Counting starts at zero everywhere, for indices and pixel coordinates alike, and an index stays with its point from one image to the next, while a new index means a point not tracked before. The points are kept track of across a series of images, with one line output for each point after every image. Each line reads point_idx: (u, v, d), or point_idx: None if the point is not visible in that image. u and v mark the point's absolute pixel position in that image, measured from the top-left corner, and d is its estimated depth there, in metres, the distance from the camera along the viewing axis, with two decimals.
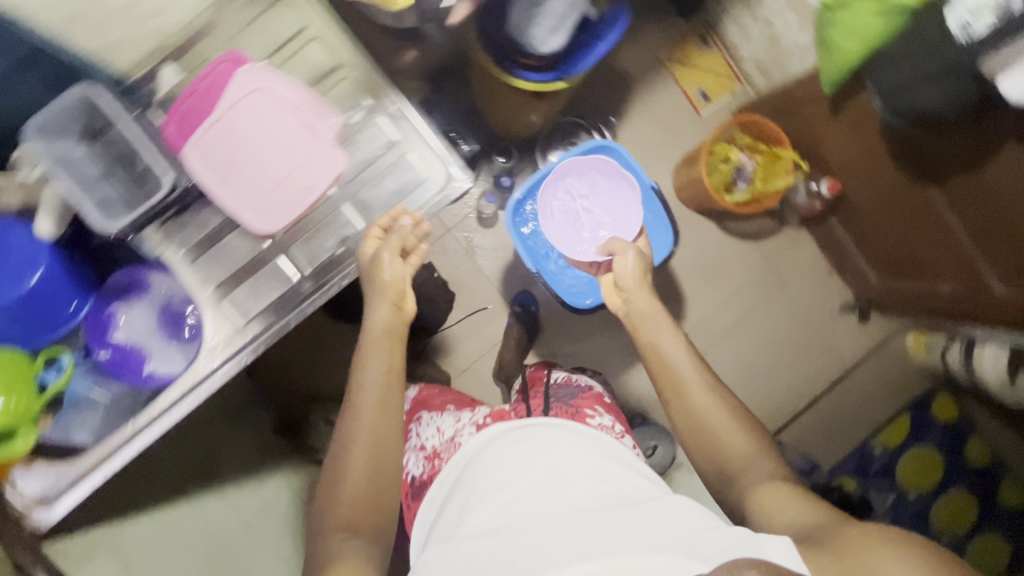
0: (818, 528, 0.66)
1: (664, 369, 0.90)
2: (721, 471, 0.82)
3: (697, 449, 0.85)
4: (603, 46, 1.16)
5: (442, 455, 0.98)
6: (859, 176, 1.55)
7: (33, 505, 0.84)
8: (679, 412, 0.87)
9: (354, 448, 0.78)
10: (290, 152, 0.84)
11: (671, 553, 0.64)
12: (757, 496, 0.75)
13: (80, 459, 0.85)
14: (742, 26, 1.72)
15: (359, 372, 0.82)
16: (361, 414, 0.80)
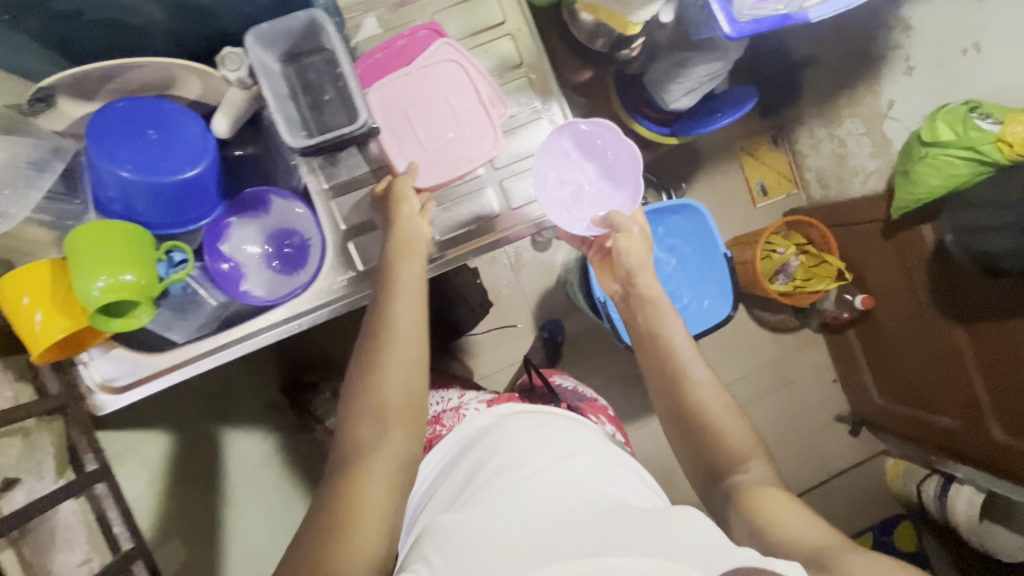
0: (823, 547, 0.60)
1: (664, 363, 0.80)
2: (713, 474, 0.75)
3: (697, 459, 0.77)
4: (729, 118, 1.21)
5: (445, 421, 0.98)
6: (891, 298, 1.68)
7: (102, 386, 0.83)
8: (677, 416, 0.78)
9: (383, 370, 0.70)
10: (461, 126, 0.88)
11: (680, 560, 0.56)
12: (756, 508, 0.67)
13: (164, 356, 0.86)
14: (815, 140, 1.83)
15: (394, 289, 0.75)
16: (390, 333, 0.72)
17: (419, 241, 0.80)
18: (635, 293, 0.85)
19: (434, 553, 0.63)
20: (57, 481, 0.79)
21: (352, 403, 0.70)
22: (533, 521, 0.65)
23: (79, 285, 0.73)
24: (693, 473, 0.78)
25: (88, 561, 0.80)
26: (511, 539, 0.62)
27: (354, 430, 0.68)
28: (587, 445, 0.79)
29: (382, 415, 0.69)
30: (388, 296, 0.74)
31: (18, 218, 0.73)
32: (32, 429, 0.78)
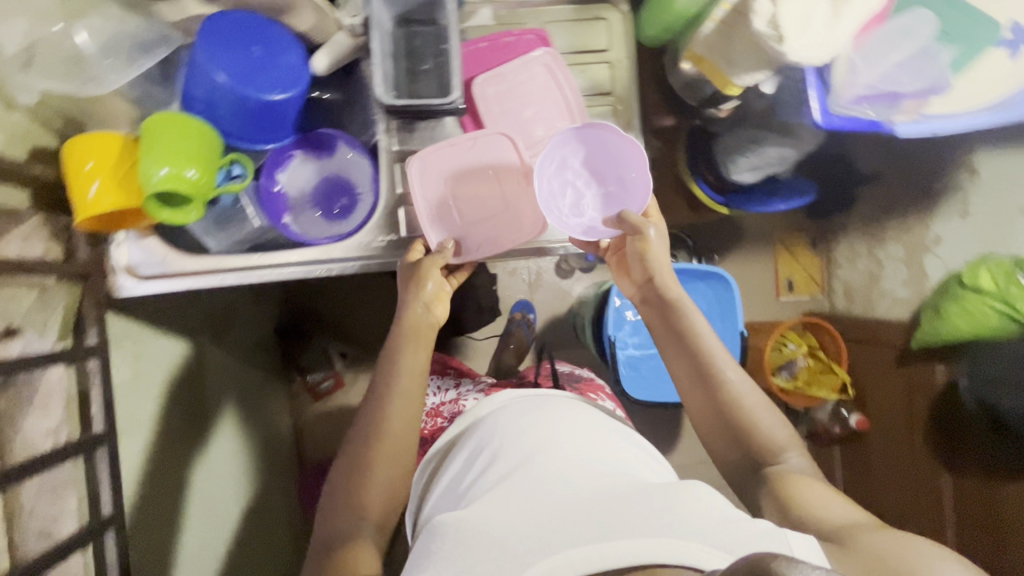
0: (844, 529, 0.67)
1: (692, 365, 0.83)
2: (749, 466, 0.80)
3: (731, 451, 0.81)
4: (780, 204, 1.27)
5: (444, 411, 1.00)
6: (888, 427, 1.68)
7: (126, 270, 0.85)
8: (706, 414, 0.82)
9: (372, 461, 0.77)
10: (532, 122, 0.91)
11: (685, 535, 0.60)
12: (790, 498, 0.73)
13: (192, 260, 0.87)
14: (853, 254, 1.85)
15: (395, 365, 0.81)
16: (383, 423, 0.79)
17: (428, 324, 0.84)
18: (656, 290, 0.86)
19: (438, 544, 0.65)
20: (55, 345, 0.78)
21: (345, 478, 0.78)
22: (540, 506, 0.66)
23: (144, 166, 0.75)
24: (725, 462, 0.82)
25: (57, 430, 0.79)
26: (514, 527, 0.63)
27: (340, 512, 0.76)
28: (584, 422, 0.81)
29: (364, 503, 0.76)
30: (388, 383, 0.80)
31: (111, 88, 0.77)
32: (50, 288, 0.78)
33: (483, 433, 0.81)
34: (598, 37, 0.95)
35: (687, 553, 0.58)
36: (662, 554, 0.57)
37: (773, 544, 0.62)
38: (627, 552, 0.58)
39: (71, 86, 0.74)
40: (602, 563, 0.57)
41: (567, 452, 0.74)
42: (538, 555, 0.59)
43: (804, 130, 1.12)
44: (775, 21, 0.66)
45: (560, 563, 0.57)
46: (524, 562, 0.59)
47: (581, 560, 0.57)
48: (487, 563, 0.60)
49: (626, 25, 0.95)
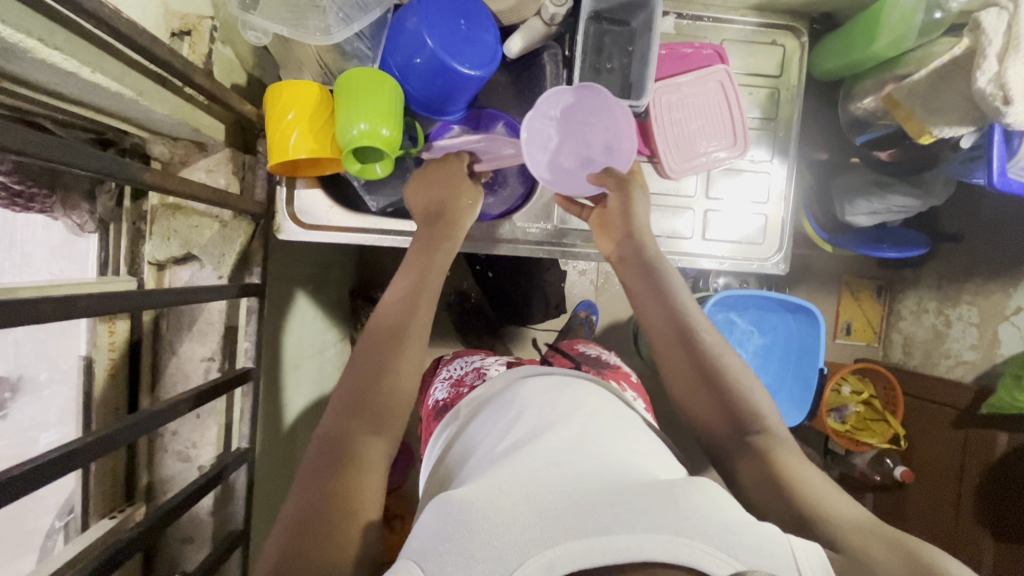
0: (868, 530, 0.56)
1: (673, 327, 0.73)
2: (737, 440, 0.67)
3: (717, 415, 0.68)
4: (893, 252, 1.26)
5: (466, 381, 0.93)
6: (931, 484, 1.69)
7: (296, 216, 0.86)
8: (683, 370, 0.71)
9: (394, 362, 0.67)
10: (702, 130, 0.93)
11: (691, 534, 0.47)
12: (790, 479, 0.62)
13: (349, 217, 0.88)
14: (921, 308, 1.84)
15: (419, 286, 0.73)
16: (404, 325, 0.69)
17: (454, 236, 0.79)
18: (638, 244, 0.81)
19: (431, 522, 0.52)
20: (221, 279, 0.81)
21: (353, 390, 0.64)
22: (546, 479, 0.55)
23: (344, 121, 0.76)
24: (715, 435, 0.68)
25: (210, 359, 0.82)
26: (513, 505, 0.51)
27: (349, 416, 0.62)
28: (600, 409, 0.71)
29: (383, 412, 0.64)
30: (409, 301, 0.71)
31: (333, 39, 0.73)
32: (228, 223, 0.81)
33: (501, 413, 0.73)
34: (772, 61, 0.96)
35: (690, 554, 0.46)
36: (666, 552, 0.46)
37: (785, 564, 0.47)
38: (628, 547, 0.46)
39: (296, 31, 0.72)
40: (602, 555, 0.46)
41: (570, 432, 0.65)
42: (538, 542, 0.47)
43: (937, 182, 1.11)
44: (1000, 80, 0.66)
45: (563, 558, 0.46)
46: (524, 550, 0.46)
47: (585, 555, 0.45)
48: (477, 538, 0.48)
49: (802, 54, 0.96)
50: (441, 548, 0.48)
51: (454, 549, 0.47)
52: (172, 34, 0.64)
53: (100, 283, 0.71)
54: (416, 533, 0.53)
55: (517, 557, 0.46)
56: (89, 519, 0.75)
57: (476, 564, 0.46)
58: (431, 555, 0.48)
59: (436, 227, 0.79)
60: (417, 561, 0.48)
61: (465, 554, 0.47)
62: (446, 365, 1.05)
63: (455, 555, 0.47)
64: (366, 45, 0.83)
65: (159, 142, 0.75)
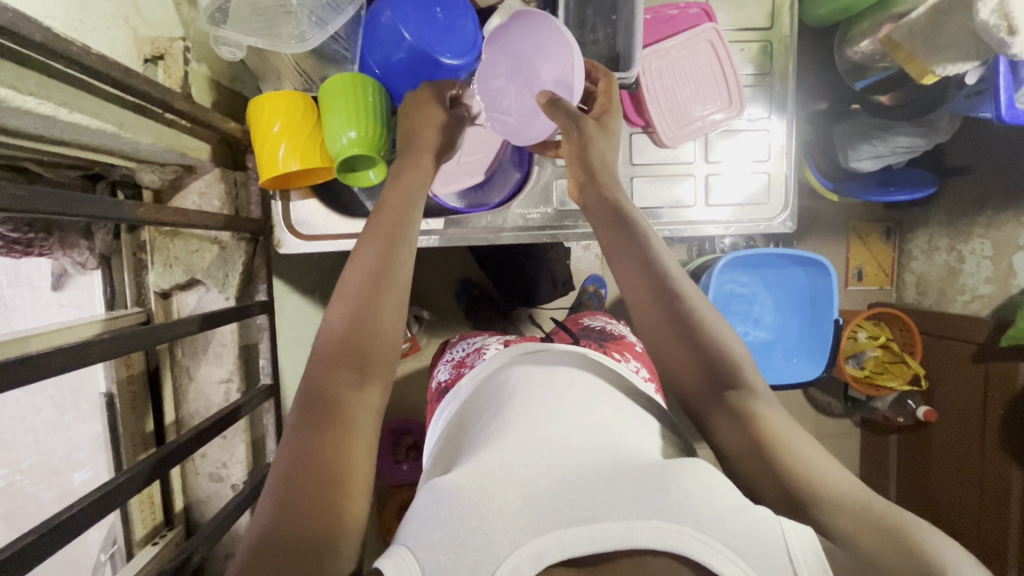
0: (851, 504, 0.52)
1: (647, 273, 0.69)
2: (714, 393, 0.63)
3: (692, 368, 0.65)
4: (903, 195, 1.24)
5: (467, 361, 0.94)
6: (953, 420, 1.70)
7: (287, 226, 0.85)
8: (655, 324, 0.67)
9: (378, 305, 0.60)
10: (697, 94, 0.90)
11: (682, 521, 0.48)
12: (770, 437, 0.58)
13: (338, 221, 0.87)
14: (932, 247, 1.82)
15: (400, 227, 0.65)
16: (389, 268, 0.62)
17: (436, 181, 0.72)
18: (601, 190, 0.75)
19: (423, 507, 0.53)
20: (228, 300, 0.80)
21: (335, 343, 0.58)
22: (537, 467, 0.56)
23: (330, 129, 0.75)
24: (688, 389, 0.65)
25: (228, 380, 0.83)
26: (504, 494, 0.52)
27: (333, 370, 0.56)
28: (592, 387, 0.72)
29: (368, 363, 0.57)
30: (390, 246, 0.63)
31: (309, 45, 0.71)
32: (227, 244, 0.79)
33: (495, 394, 0.74)
34: (761, 13, 0.93)
35: (680, 542, 0.47)
36: (655, 540, 0.47)
37: (777, 556, 0.46)
38: (619, 534, 0.48)
39: (269, 41, 0.71)
40: (593, 544, 0.48)
41: (576, 411, 0.66)
42: (528, 531, 0.48)
43: (942, 119, 1.08)
44: (1004, 9, 0.63)
45: (552, 546, 0.47)
46: (513, 540, 0.48)
47: (573, 543, 0.47)
48: (467, 526, 0.49)
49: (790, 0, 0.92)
50: (434, 530, 0.49)
51: (445, 537, 0.48)
52: (145, 60, 0.63)
53: (111, 320, 0.72)
54: (410, 518, 0.54)
55: (507, 546, 0.47)
56: (134, 547, 0.77)
57: (466, 553, 0.47)
58: (420, 541, 0.48)
59: (416, 168, 0.71)
60: (410, 548, 0.48)
61: (456, 542, 0.48)
62: (451, 348, 1.06)
63: (447, 544, 0.48)
64: (343, 46, 0.80)
65: (147, 170, 0.74)
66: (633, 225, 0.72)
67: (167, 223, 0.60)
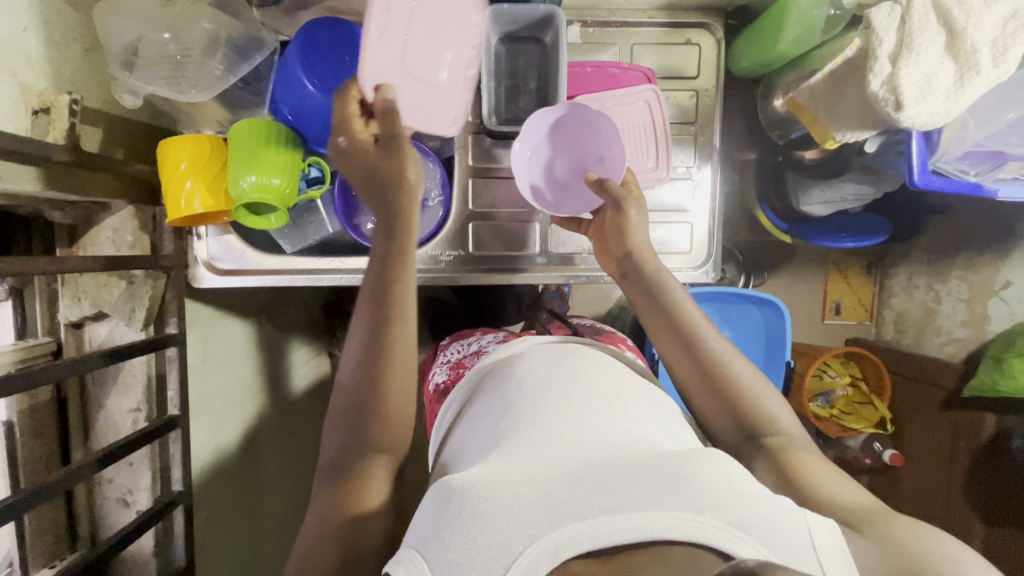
0: (873, 515, 0.58)
1: (676, 338, 0.76)
2: (748, 444, 0.71)
3: (726, 422, 0.73)
4: (851, 241, 1.21)
5: (465, 363, 0.97)
6: (920, 466, 1.65)
7: (206, 263, 0.88)
8: (694, 382, 0.74)
9: (390, 363, 0.67)
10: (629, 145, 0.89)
11: (703, 511, 0.49)
12: (804, 474, 0.65)
13: (264, 257, 0.89)
14: (911, 285, 1.76)
15: (400, 285, 0.69)
16: (394, 326, 0.68)
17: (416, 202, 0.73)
18: (636, 263, 0.81)
19: (436, 506, 0.54)
20: (139, 332, 0.83)
21: (346, 404, 0.66)
22: (547, 464, 0.57)
23: (232, 173, 0.77)
24: (723, 438, 0.73)
25: (137, 410, 0.85)
26: (516, 486, 0.53)
27: (352, 430, 0.65)
28: (601, 384, 0.71)
29: (381, 417, 0.65)
30: (393, 309, 0.68)
31: (208, 93, 0.74)
32: (134, 279, 0.82)
33: (501, 389, 0.74)
34: (688, 61, 0.91)
35: (701, 531, 0.48)
36: (675, 531, 0.48)
37: (806, 548, 0.49)
38: (640, 526, 0.48)
39: (172, 91, 0.73)
40: (613, 536, 0.48)
41: (586, 410, 0.65)
42: (544, 524, 0.49)
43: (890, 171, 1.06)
44: (893, 83, 0.62)
45: (570, 541, 0.48)
46: (529, 535, 0.49)
47: (591, 535, 0.48)
48: (479, 522, 0.50)
49: (716, 48, 0.90)
50: (443, 532, 0.51)
51: (455, 534, 0.50)
52: (33, 112, 0.65)
53: (16, 352, 0.74)
54: (422, 515, 0.56)
55: (521, 540, 0.48)
56: (31, 568, 0.78)
57: (479, 548, 0.48)
58: (430, 545, 0.51)
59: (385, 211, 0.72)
60: (421, 553, 0.50)
61: (469, 537, 0.49)
62: (444, 349, 1.08)
63: (458, 540, 0.50)
64: (252, 91, 0.81)
65: (55, 210, 0.77)
66: (667, 299, 0.78)
67: (33, 271, 0.63)
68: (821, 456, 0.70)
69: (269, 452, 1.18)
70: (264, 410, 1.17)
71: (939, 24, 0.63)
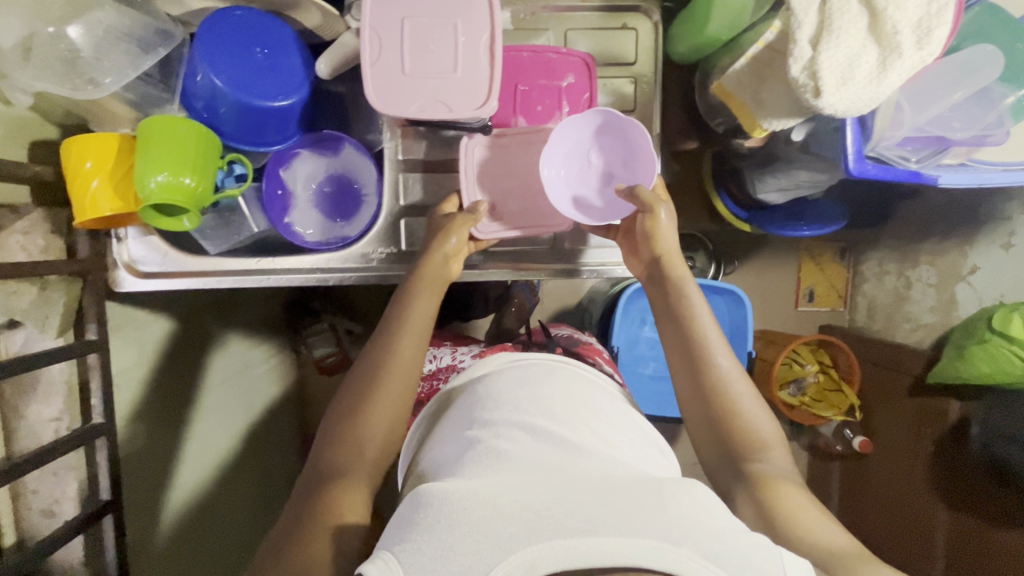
0: (851, 556, 0.59)
1: (681, 346, 0.75)
2: (730, 467, 0.71)
3: (714, 442, 0.72)
4: (807, 229, 1.18)
5: (441, 376, 0.95)
6: (890, 454, 1.64)
7: (126, 264, 0.85)
8: (692, 397, 0.74)
9: (372, 392, 0.70)
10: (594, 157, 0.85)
11: (681, 541, 0.46)
12: (786, 510, 0.65)
13: (189, 259, 0.86)
14: (883, 270, 1.74)
15: (397, 320, 0.75)
16: (389, 367, 0.72)
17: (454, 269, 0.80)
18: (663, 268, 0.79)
19: (411, 517, 0.51)
20: (53, 340, 0.81)
21: (333, 427, 0.70)
22: (528, 478, 0.54)
23: (140, 172, 0.73)
24: (710, 457, 0.73)
25: (58, 419, 0.83)
26: (498, 498, 0.50)
27: (328, 450, 0.68)
28: (580, 405, 0.69)
29: (359, 439, 0.69)
30: (388, 351, 0.73)
31: (107, 89, 0.70)
32: (48, 284, 0.80)
33: (479, 401, 0.70)
34: (624, 46, 0.88)
35: (679, 562, 0.44)
36: (654, 558, 0.44)
37: None
38: (616, 550, 0.44)
39: (65, 88, 0.69)
40: (589, 559, 0.44)
41: (566, 427, 0.64)
42: (520, 537, 0.45)
43: None
44: (812, 68, 0.59)
45: (546, 555, 0.44)
46: (504, 547, 0.45)
47: (569, 552, 0.44)
48: (457, 534, 0.47)
49: (653, 32, 0.87)
50: (419, 537, 0.48)
51: (433, 543, 0.47)
52: None
53: None
54: (394, 523, 0.53)
55: (496, 552, 0.45)
56: None
57: (455, 558, 0.45)
58: (405, 547, 0.48)
59: (424, 268, 0.78)
60: (396, 555, 0.47)
61: (443, 547, 0.46)
62: None
63: (433, 550, 0.46)
64: (162, 85, 0.78)
65: None
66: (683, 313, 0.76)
67: None
68: (807, 493, 0.68)
69: (221, 456, 1.16)
70: (212, 412, 1.14)
71: (860, 6, 0.60)
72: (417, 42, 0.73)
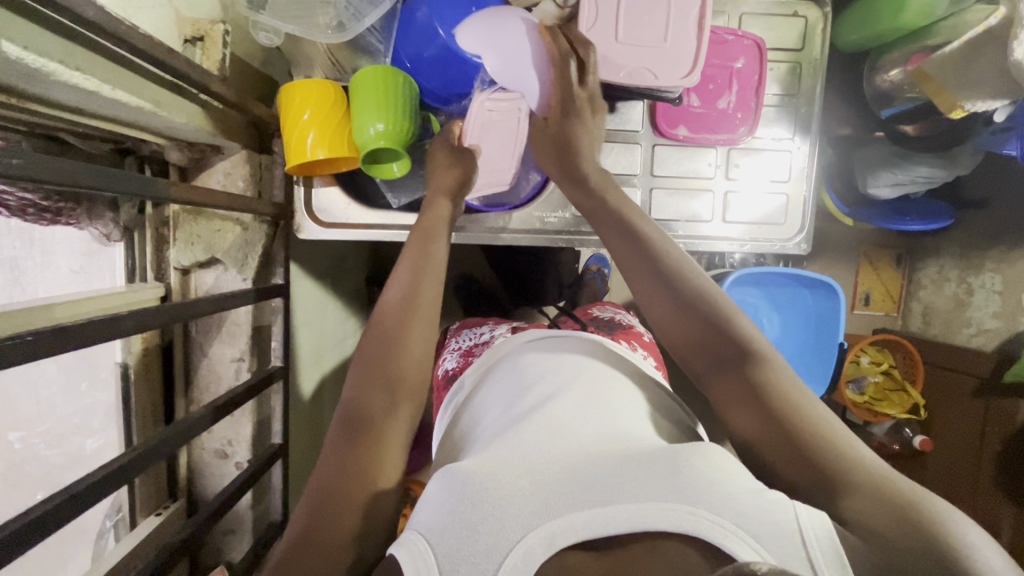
0: (880, 467, 0.47)
1: (640, 260, 0.66)
2: (726, 365, 0.58)
3: (701, 353, 0.61)
4: (917, 224, 1.23)
5: (477, 351, 0.87)
6: None
7: (314, 215, 0.86)
8: (663, 308, 0.63)
9: (405, 334, 0.62)
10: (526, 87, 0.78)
11: (696, 501, 0.43)
12: (792, 410, 0.53)
13: (365, 213, 0.88)
14: (941, 277, 1.63)
15: (422, 261, 0.68)
16: (413, 302, 0.64)
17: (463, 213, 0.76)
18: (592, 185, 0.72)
19: (440, 494, 0.48)
20: (246, 281, 0.83)
21: (365, 366, 0.60)
22: (546, 454, 0.51)
23: (361, 118, 0.75)
24: (701, 368, 0.61)
25: (240, 360, 0.85)
26: (519, 478, 0.47)
27: (365, 392, 0.59)
28: (611, 377, 0.64)
29: (397, 385, 0.59)
30: (396, 343, 0.62)
31: (344, 36, 0.72)
32: (248, 226, 0.82)
33: (513, 381, 0.66)
34: (794, 32, 0.92)
35: (690, 520, 0.42)
36: (667, 521, 0.42)
37: (792, 526, 0.41)
38: (631, 516, 0.43)
39: (305, 30, 0.71)
40: (606, 525, 0.42)
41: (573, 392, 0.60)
42: (542, 514, 0.43)
43: (966, 152, 1.04)
44: None
45: (565, 530, 0.42)
46: (525, 524, 0.43)
47: (586, 524, 0.42)
48: (476, 512, 0.44)
49: (822, 21, 0.92)
50: (446, 521, 0.44)
51: (456, 529, 0.43)
52: (185, 40, 0.67)
53: (133, 292, 0.72)
54: (425, 503, 0.49)
55: (518, 529, 0.43)
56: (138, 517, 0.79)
57: (479, 537, 0.42)
58: (432, 529, 0.44)
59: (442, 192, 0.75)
60: (421, 536, 0.44)
61: (467, 526, 0.43)
62: (454, 336, 0.98)
63: (459, 529, 0.43)
64: (376, 38, 0.81)
65: (174, 148, 0.74)
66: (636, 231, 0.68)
67: (194, 200, 0.63)
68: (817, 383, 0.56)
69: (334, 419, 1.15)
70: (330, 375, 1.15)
71: None
72: (632, 11, 0.77)
